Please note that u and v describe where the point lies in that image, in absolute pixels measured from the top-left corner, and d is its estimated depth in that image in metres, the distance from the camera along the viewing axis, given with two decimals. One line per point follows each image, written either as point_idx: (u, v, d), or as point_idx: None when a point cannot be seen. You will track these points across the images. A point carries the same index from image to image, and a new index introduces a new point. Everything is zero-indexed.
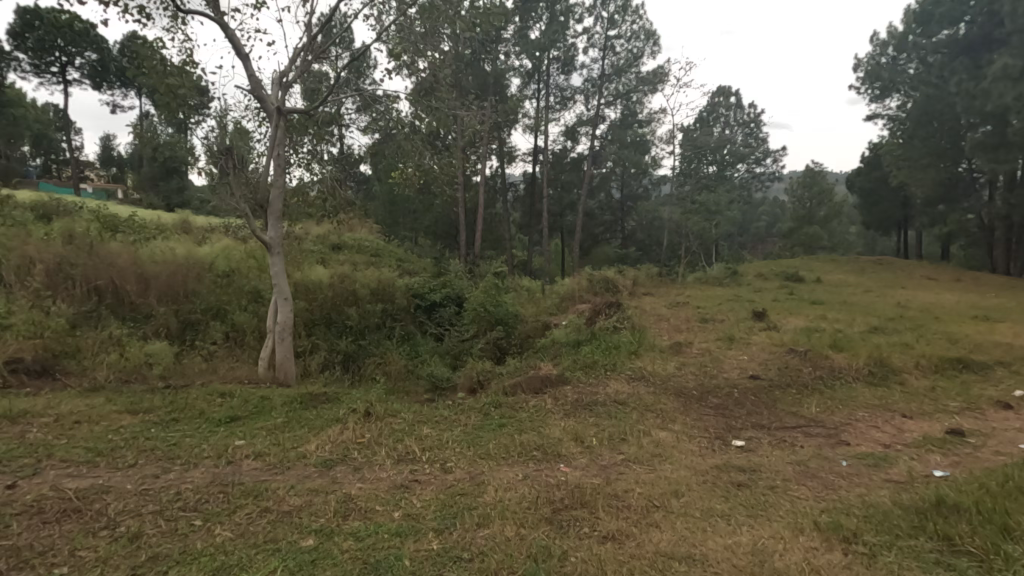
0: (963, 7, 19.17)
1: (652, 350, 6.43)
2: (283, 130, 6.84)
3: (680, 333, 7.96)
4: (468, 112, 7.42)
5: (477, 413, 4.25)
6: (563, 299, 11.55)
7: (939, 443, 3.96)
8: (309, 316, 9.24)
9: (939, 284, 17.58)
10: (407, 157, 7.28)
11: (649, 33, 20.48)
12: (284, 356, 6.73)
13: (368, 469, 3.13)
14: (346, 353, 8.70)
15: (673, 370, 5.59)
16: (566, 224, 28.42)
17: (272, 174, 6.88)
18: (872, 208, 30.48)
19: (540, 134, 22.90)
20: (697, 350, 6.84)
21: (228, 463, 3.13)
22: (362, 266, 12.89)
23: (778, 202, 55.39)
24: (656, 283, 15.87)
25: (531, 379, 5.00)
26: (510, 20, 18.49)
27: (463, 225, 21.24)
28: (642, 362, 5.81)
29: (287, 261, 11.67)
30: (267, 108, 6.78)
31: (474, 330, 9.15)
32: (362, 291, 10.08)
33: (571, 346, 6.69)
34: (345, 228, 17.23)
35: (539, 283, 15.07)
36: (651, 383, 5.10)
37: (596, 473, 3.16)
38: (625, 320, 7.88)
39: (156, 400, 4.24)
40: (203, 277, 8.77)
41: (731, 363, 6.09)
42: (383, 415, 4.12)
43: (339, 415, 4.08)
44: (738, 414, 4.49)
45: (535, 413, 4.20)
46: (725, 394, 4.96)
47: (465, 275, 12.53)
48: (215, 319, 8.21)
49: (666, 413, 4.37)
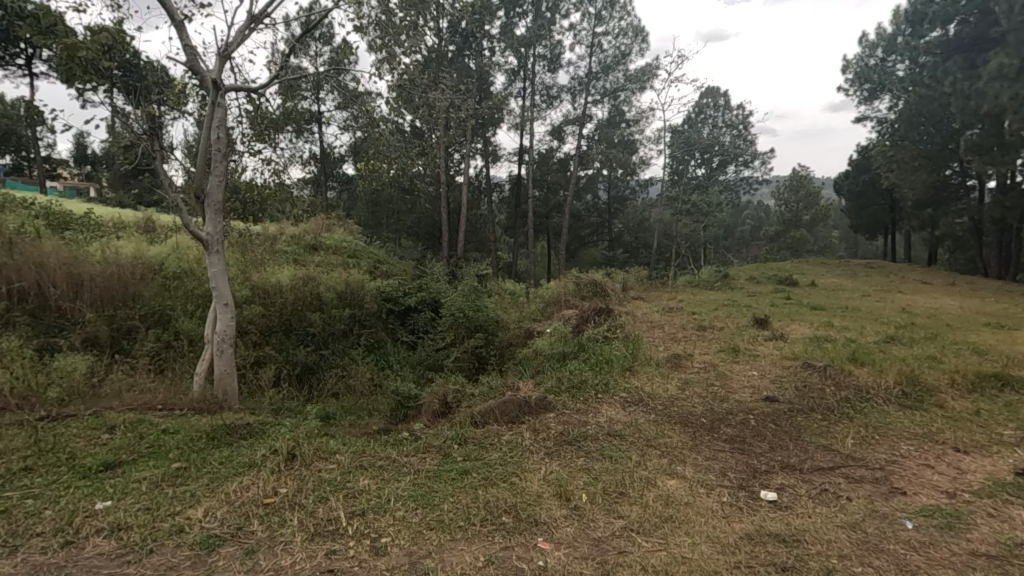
0: (953, 7, 18.66)
1: (649, 365, 5.58)
2: (225, 111, 5.89)
3: (679, 345, 7.09)
4: (446, 101, 6.44)
5: (436, 454, 3.34)
6: (549, 303, 10.70)
7: (1017, 491, 3.14)
8: (266, 323, 8.24)
9: (936, 288, 16.99)
10: (377, 148, 6.32)
11: (637, 30, 19.84)
12: (225, 369, 5.82)
13: (267, 553, 2.22)
14: (305, 365, 7.77)
15: (675, 392, 4.70)
16: (552, 225, 27.63)
17: (211, 159, 5.89)
18: (861, 211, 30.16)
19: (526, 133, 22.13)
20: (700, 363, 6.01)
21: (66, 544, 2.23)
22: (334, 268, 11.94)
23: (761, 207, 55.38)
24: (646, 287, 15.09)
25: (507, 403, 4.12)
26: (495, 12, 17.70)
27: (446, 226, 20.05)
28: (639, 381, 4.95)
29: (249, 261, 10.65)
30: (204, 83, 5.82)
31: (451, 338, 8.21)
32: (328, 294, 9.11)
33: (556, 359, 5.79)
34: (320, 228, 16.24)
35: (523, 287, 14.21)
36: (651, 409, 4.24)
37: (587, 555, 2.28)
38: (616, 329, 7.01)
39: (26, 438, 3.30)
40: (149, 279, 7.77)
41: (741, 380, 5.27)
42: (311, 457, 3.19)
43: (255, 458, 3.16)
44: (760, 448, 3.67)
45: (508, 455, 3.31)
46: (740, 423, 4.10)
47: (444, 277, 11.61)
48: (155, 328, 7.23)
49: (673, 451, 3.50)
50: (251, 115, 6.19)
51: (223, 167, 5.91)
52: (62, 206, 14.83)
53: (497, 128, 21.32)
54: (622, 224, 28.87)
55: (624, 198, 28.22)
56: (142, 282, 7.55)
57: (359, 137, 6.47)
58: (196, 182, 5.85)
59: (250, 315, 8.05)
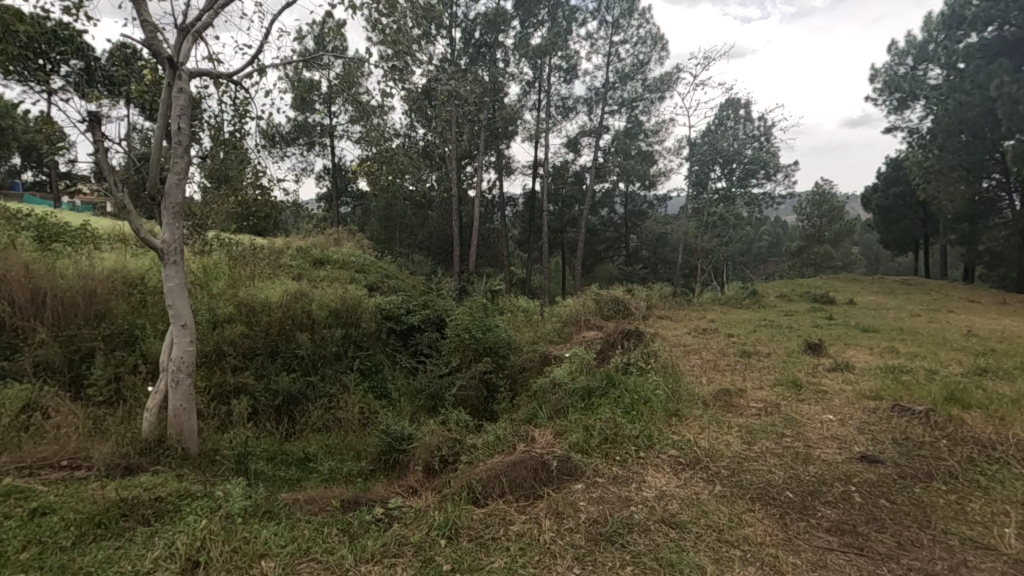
0: (995, 8, 17.25)
1: (698, 407, 4.44)
2: (186, 96, 4.88)
3: (724, 377, 5.91)
4: (450, 86, 5.30)
5: (414, 561, 2.27)
6: (566, 323, 9.54)
7: None
8: (249, 344, 7.22)
9: (986, 308, 15.53)
10: (374, 145, 5.18)
11: (656, 38, 18.94)
12: (182, 405, 4.80)
13: None
14: (288, 394, 6.77)
15: (742, 448, 3.55)
16: (567, 240, 26.63)
17: (169, 153, 4.89)
18: (891, 226, 28.69)
19: (540, 145, 21.24)
20: (757, 402, 4.87)
21: None
22: (335, 283, 10.99)
23: (782, 223, 53.96)
24: (671, 305, 13.93)
25: (518, 468, 3.06)
26: (508, 20, 16.90)
27: (457, 241, 18.92)
28: (690, 430, 3.86)
29: (243, 273, 9.72)
30: (161, 62, 4.82)
31: (457, 361, 7.20)
32: (320, 312, 8.08)
33: (580, 398, 4.61)
34: (328, 243, 15.39)
35: (538, 303, 13.16)
36: (716, 476, 3.12)
37: None
38: (650, 357, 5.86)
39: None
40: (124, 294, 6.81)
41: (818, 428, 4.09)
42: (222, 570, 2.16)
43: (137, 570, 2.14)
44: (884, 544, 2.55)
45: (518, 567, 2.23)
46: (842, 500, 2.94)
47: (453, 293, 10.60)
48: (122, 350, 6.27)
49: (762, 554, 2.39)
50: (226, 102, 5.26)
51: (186, 163, 4.92)
52: (62, 217, 14.13)
53: (511, 140, 20.43)
54: (639, 239, 27.72)
55: (642, 212, 27.06)
56: (111, 297, 6.58)
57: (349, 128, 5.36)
58: (150, 180, 4.85)
59: (230, 336, 7.04)
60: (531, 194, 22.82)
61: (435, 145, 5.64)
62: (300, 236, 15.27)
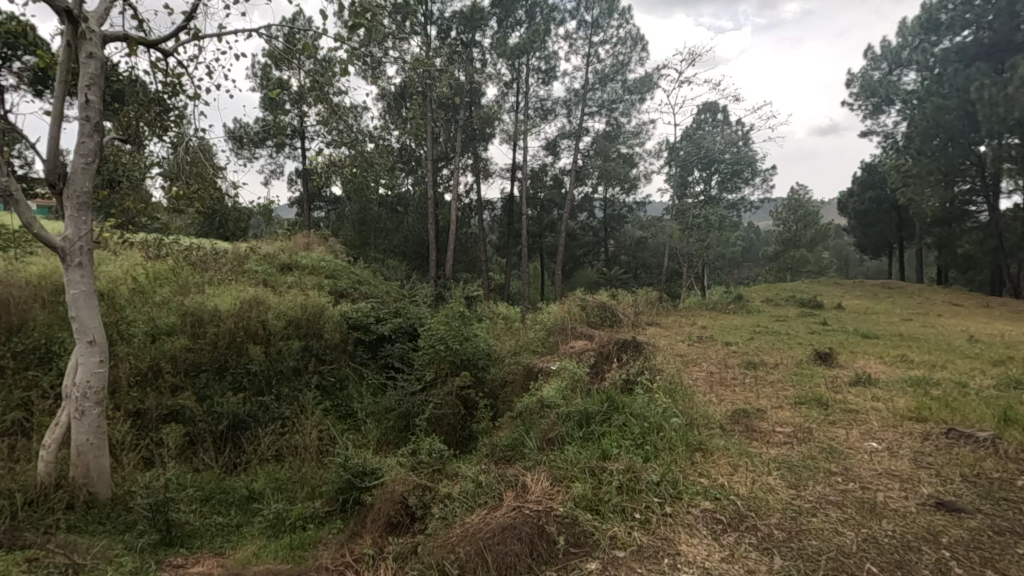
0: (970, 11, 16.98)
1: (718, 437, 3.68)
2: (97, 62, 3.81)
3: (734, 394, 5.16)
4: (420, 52, 4.43)
5: None
6: (550, 331, 8.75)
7: None
8: (192, 360, 6.19)
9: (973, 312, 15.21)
10: (332, 127, 4.26)
11: (636, 39, 18.42)
12: (87, 440, 3.84)
13: None
14: (235, 418, 5.81)
15: (793, 498, 2.79)
16: (547, 244, 25.94)
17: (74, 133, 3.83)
18: (867, 230, 28.66)
19: (519, 148, 20.49)
20: (781, 426, 4.14)
21: None
22: (301, 289, 10.05)
23: (756, 229, 54.34)
24: (658, 311, 13.25)
25: (514, 545, 2.24)
26: (484, 18, 16.11)
27: (432, 245, 17.91)
28: (721, 471, 3.09)
29: (197, 278, 8.68)
30: (62, 19, 3.72)
31: (431, 377, 6.34)
32: (277, 321, 7.09)
33: (576, 426, 3.78)
34: (297, 248, 14.39)
35: (519, 309, 12.37)
36: (770, 543, 2.36)
37: None
38: (652, 372, 5.09)
39: None
40: (45, 300, 5.68)
41: (868, 463, 3.36)
42: None
43: None
44: None
45: None
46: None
47: (428, 298, 9.74)
48: (39, 368, 5.13)
49: None
50: (155, 73, 4.30)
51: (98, 145, 3.88)
52: (6, 218, 13.02)
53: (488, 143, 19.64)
54: (618, 243, 27.26)
55: (621, 216, 26.60)
56: (29, 306, 5.45)
57: (302, 106, 4.40)
58: (49, 167, 3.81)
59: (169, 350, 6.04)
60: (509, 198, 22.13)
61: (403, 127, 4.75)
62: (268, 241, 14.30)
